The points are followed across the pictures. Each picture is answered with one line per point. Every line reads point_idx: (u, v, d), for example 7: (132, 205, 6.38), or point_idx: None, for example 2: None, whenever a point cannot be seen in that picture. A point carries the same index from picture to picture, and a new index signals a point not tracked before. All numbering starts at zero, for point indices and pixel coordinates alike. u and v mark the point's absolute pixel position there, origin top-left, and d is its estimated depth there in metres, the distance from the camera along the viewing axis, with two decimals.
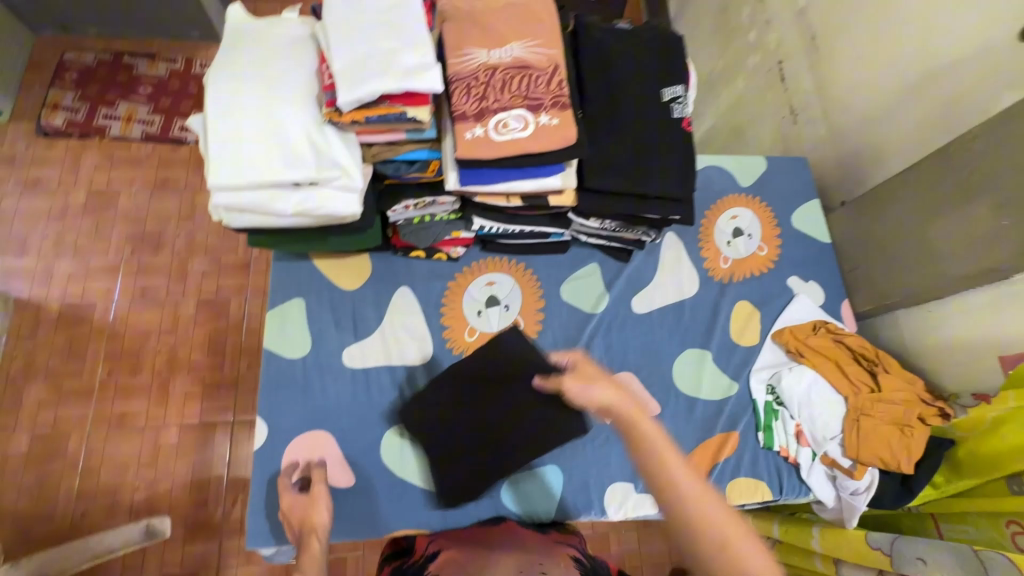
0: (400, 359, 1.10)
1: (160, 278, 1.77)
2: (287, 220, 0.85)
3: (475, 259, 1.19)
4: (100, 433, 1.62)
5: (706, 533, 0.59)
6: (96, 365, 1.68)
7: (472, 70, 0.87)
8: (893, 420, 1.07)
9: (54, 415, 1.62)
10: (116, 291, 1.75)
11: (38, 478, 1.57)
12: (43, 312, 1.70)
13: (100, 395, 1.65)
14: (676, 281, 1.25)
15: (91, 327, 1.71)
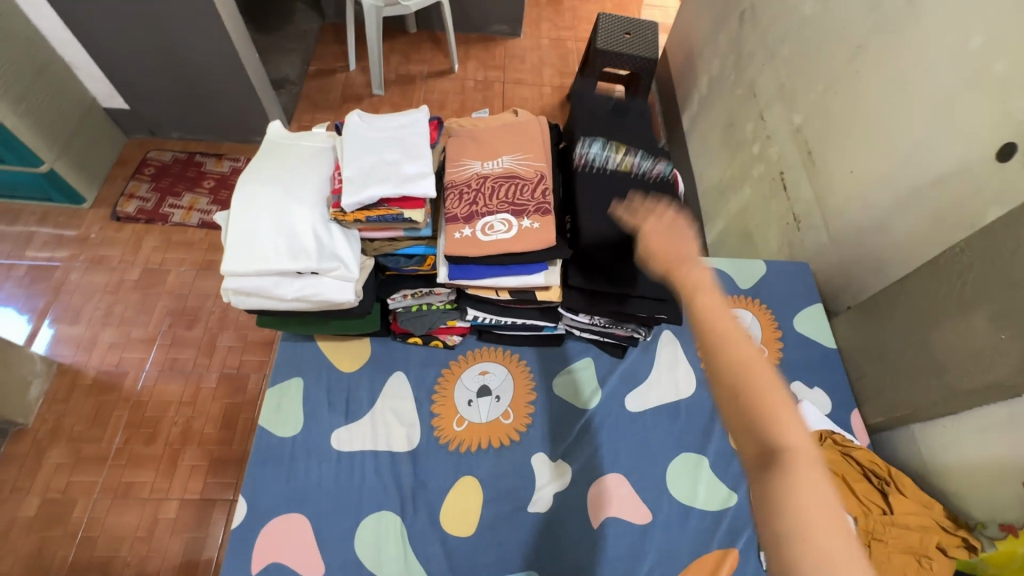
0: (385, 444, 1.10)
1: (189, 351, 1.89)
2: (289, 304, 0.93)
3: (471, 348, 1.23)
4: (105, 501, 1.65)
5: (727, 367, 0.65)
6: (116, 432, 1.75)
7: (466, 178, 0.98)
8: (909, 545, 0.99)
9: (67, 479, 1.67)
10: (148, 361, 1.86)
11: (38, 544, 1.58)
12: (79, 378, 1.82)
13: (113, 462, 1.70)
14: (672, 379, 1.24)
15: (119, 395, 1.81)
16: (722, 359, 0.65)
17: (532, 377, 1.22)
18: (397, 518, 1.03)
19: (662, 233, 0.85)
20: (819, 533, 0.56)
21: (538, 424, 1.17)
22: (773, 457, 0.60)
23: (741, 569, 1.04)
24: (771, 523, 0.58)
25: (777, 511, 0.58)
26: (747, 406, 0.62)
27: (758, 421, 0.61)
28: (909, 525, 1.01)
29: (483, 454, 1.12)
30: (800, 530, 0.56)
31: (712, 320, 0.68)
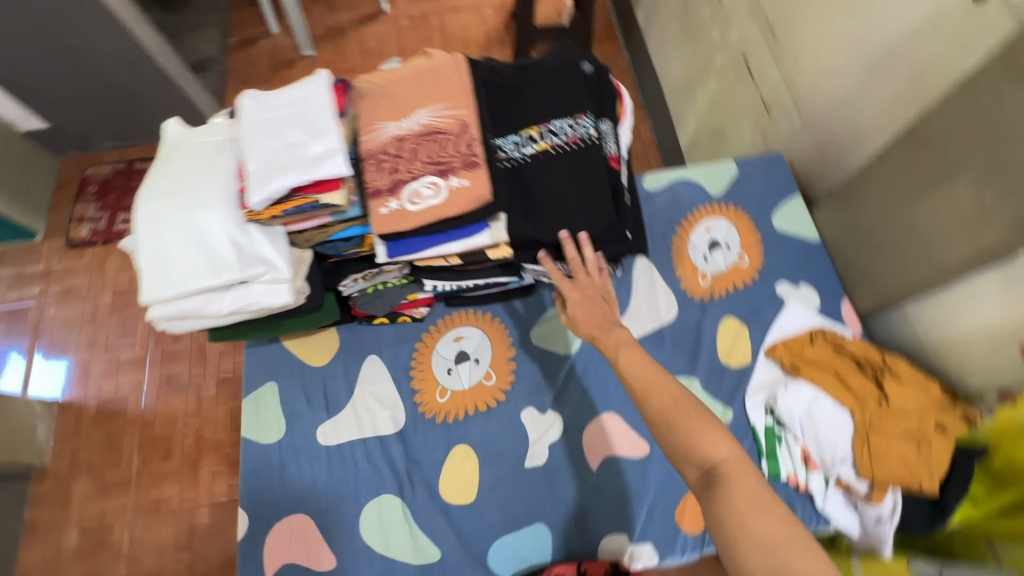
0: (372, 429, 1.09)
1: (181, 364, 1.87)
2: (227, 318, 0.88)
3: (441, 316, 1.19)
4: (140, 520, 1.70)
5: (650, 407, 0.75)
6: (132, 455, 1.78)
7: (381, 144, 0.88)
8: (908, 430, 0.96)
9: (100, 507, 1.72)
10: (145, 382, 1.86)
11: (89, 570, 1.66)
12: (83, 411, 1.83)
13: (137, 484, 1.74)
14: (652, 307, 1.20)
15: (125, 420, 1.82)
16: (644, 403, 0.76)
17: (510, 334, 1.18)
18: (399, 499, 1.04)
19: (586, 300, 0.91)
20: (765, 531, 0.64)
21: (522, 380, 1.14)
22: (710, 475, 0.68)
23: None
24: (725, 533, 0.65)
25: (725, 523, 0.65)
26: (677, 432, 0.71)
27: (689, 445, 0.70)
28: (908, 410, 0.98)
29: (471, 420, 1.10)
30: (745, 534, 0.64)
31: (634, 368, 0.80)
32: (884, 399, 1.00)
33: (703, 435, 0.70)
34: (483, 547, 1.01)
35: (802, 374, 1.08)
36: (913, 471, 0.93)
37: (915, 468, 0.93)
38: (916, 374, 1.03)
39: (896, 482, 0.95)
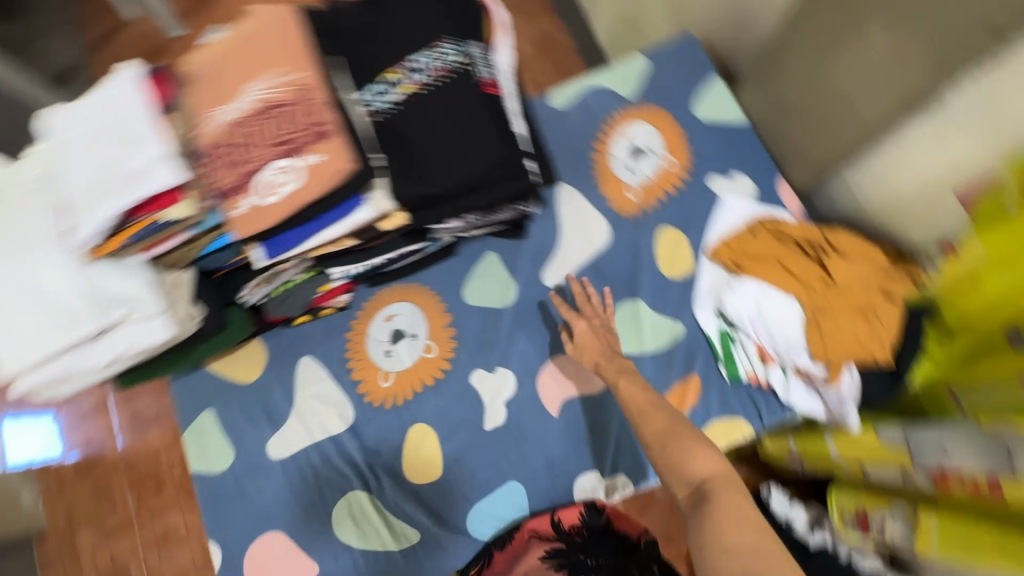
0: (323, 431, 1.05)
1: (147, 398, 1.74)
2: (111, 368, 0.80)
3: (367, 298, 1.11)
4: (154, 553, 1.65)
5: (647, 430, 0.78)
6: (125, 494, 1.69)
7: (217, 135, 0.76)
8: (857, 305, 0.93)
9: (109, 552, 1.65)
10: (117, 425, 1.72)
11: None
12: (61, 467, 1.69)
13: (140, 522, 1.67)
14: (584, 235, 1.13)
15: (109, 464, 1.70)
16: (640, 424, 0.79)
17: (443, 299, 1.11)
18: (367, 493, 1.01)
19: (592, 328, 0.98)
20: (736, 535, 0.63)
21: (465, 343, 1.08)
22: (698, 492, 0.68)
23: (707, 389, 1.03)
24: (699, 542, 0.64)
25: (701, 534, 0.65)
26: (669, 450, 0.73)
27: (674, 459, 0.72)
28: (854, 285, 0.94)
29: (422, 397, 1.05)
30: (723, 547, 0.62)
31: (635, 398, 0.83)
32: (830, 279, 0.96)
33: (694, 453, 0.71)
34: (461, 517, 1.00)
35: (748, 270, 1.02)
36: (870, 346, 0.91)
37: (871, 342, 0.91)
38: (859, 242, 0.99)
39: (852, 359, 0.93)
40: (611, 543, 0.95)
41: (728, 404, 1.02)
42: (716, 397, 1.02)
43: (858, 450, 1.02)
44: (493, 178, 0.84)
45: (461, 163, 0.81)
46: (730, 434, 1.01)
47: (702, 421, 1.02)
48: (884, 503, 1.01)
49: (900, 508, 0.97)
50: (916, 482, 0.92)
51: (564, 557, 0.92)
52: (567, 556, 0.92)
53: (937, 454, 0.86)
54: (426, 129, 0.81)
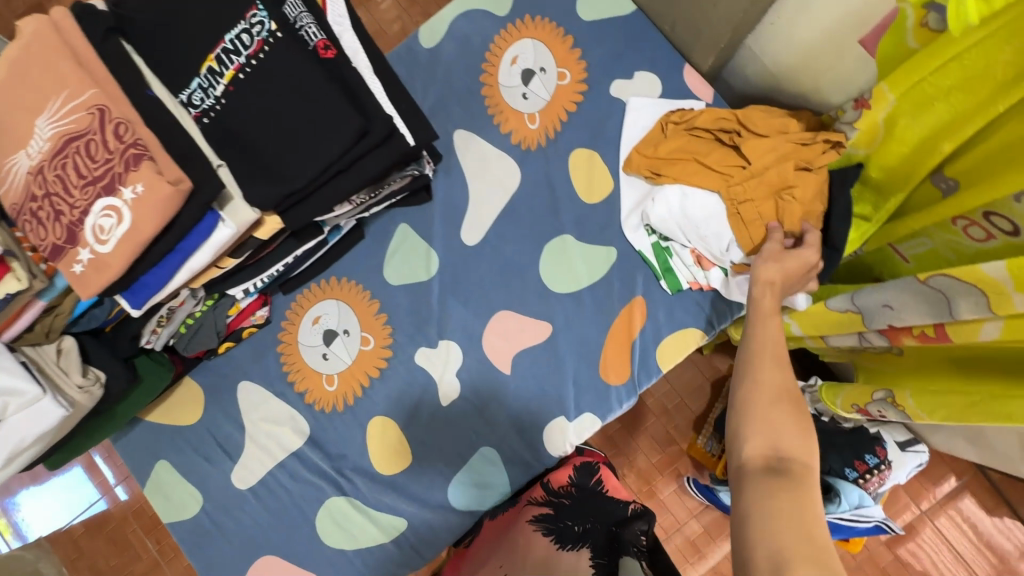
0: (283, 449, 1.02)
1: None
2: (14, 464, 0.74)
3: (287, 306, 1.05)
4: None
5: (759, 382, 0.65)
6: (144, 541, 1.68)
7: (25, 189, 0.67)
8: (773, 186, 0.88)
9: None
10: (112, 478, 1.70)
11: None
12: (72, 532, 1.69)
13: (166, 559, 1.67)
14: (492, 181, 1.05)
15: (116, 518, 1.69)
16: (753, 373, 0.66)
17: (365, 286, 1.04)
18: (345, 496, 1.00)
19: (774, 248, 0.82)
20: (782, 525, 0.54)
21: (400, 325, 1.03)
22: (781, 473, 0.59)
23: (652, 309, 0.99)
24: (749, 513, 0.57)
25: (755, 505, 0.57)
26: (760, 419, 0.63)
27: (769, 429, 0.62)
28: (769, 166, 0.88)
29: (371, 391, 1.02)
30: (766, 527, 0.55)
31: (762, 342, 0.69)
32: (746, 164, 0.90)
33: (790, 436, 0.61)
34: (441, 496, 1.00)
35: (666, 176, 0.95)
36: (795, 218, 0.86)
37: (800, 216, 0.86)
38: (772, 118, 0.92)
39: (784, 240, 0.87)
40: (603, 508, 0.87)
41: (675, 317, 0.99)
42: (663, 315, 0.99)
43: (818, 325, 1.00)
44: (357, 156, 0.74)
45: (313, 146, 0.72)
46: (684, 345, 0.98)
47: (654, 342, 0.98)
48: (870, 393, 1.06)
49: (882, 395, 1.03)
50: (873, 343, 0.94)
51: (551, 521, 0.86)
52: (554, 518, 0.86)
53: (882, 313, 0.85)
54: (263, 115, 0.73)
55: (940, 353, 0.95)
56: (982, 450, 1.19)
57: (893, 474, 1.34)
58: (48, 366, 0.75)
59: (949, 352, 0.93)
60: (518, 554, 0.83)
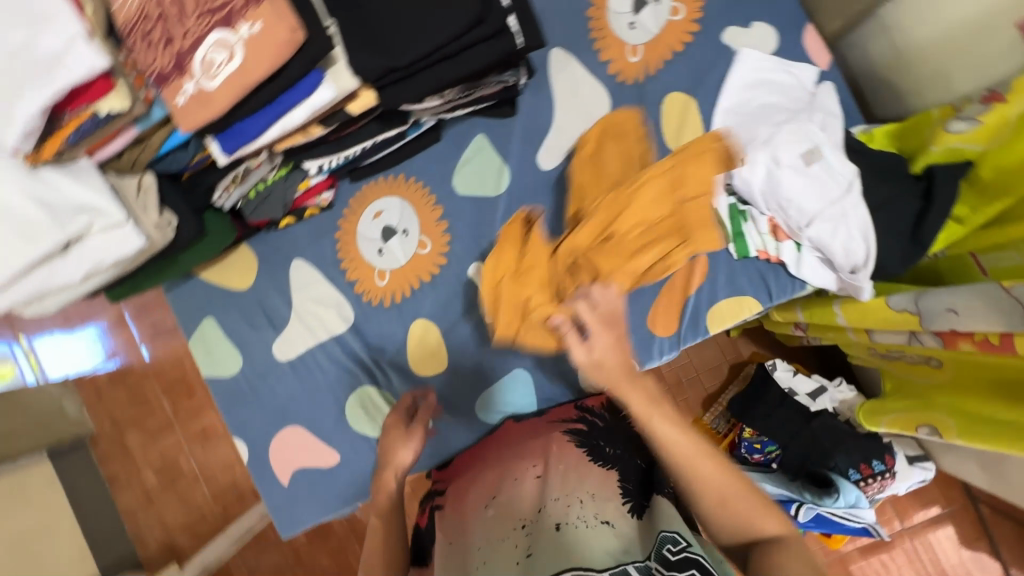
0: (325, 331, 1.05)
1: (162, 310, 1.79)
2: (90, 283, 0.77)
3: (351, 194, 1.05)
4: (196, 448, 1.75)
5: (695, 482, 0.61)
6: (161, 399, 1.77)
7: (138, 8, 0.66)
8: (623, 225, 0.88)
9: (158, 448, 1.76)
10: (139, 337, 1.78)
11: (177, 496, 1.74)
12: (96, 378, 1.78)
13: (179, 420, 1.76)
14: (579, 109, 1.02)
15: (138, 373, 1.77)
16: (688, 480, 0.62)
17: (432, 190, 1.04)
18: (376, 387, 1.04)
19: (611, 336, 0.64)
20: None
21: (459, 236, 1.03)
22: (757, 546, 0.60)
23: (713, 269, 0.99)
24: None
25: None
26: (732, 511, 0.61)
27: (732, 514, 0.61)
28: (656, 188, 0.89)
29: (420, 293, 1.03)
30: None
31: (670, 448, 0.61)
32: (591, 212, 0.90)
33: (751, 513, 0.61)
34: (468, 407, 1.02)
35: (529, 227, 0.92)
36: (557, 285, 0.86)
37: (620, 264, 0.89)
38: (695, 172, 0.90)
39: (590, 277, 0.86)
40: (634, 438, 0.86)
41: (735, 281, 0.98)
42: (723, 277, 0.98)
43: (867, 319, 0.99)
44: (468, 43, 0.72)
45: (430, 22, 0.70)
46: (738, 313, 0.98)
47: (707, 303, 0.99)
48: (915, 425, 1.13)
49: (927, 429, 1.09)
50: (925, 344, 0.91)
51: (584, 436, 0.85)
52: (588, 434, 0.85)
53: (943, 317, 0.84)
54: None
55: (986, 374, 1.00)
56: (992, 476, 1.20)
57: (895, 483, 1.36)
58: (128, 198, 0.77)
59: (992, 372, 0.99)
60: (550, 453, 0.82)
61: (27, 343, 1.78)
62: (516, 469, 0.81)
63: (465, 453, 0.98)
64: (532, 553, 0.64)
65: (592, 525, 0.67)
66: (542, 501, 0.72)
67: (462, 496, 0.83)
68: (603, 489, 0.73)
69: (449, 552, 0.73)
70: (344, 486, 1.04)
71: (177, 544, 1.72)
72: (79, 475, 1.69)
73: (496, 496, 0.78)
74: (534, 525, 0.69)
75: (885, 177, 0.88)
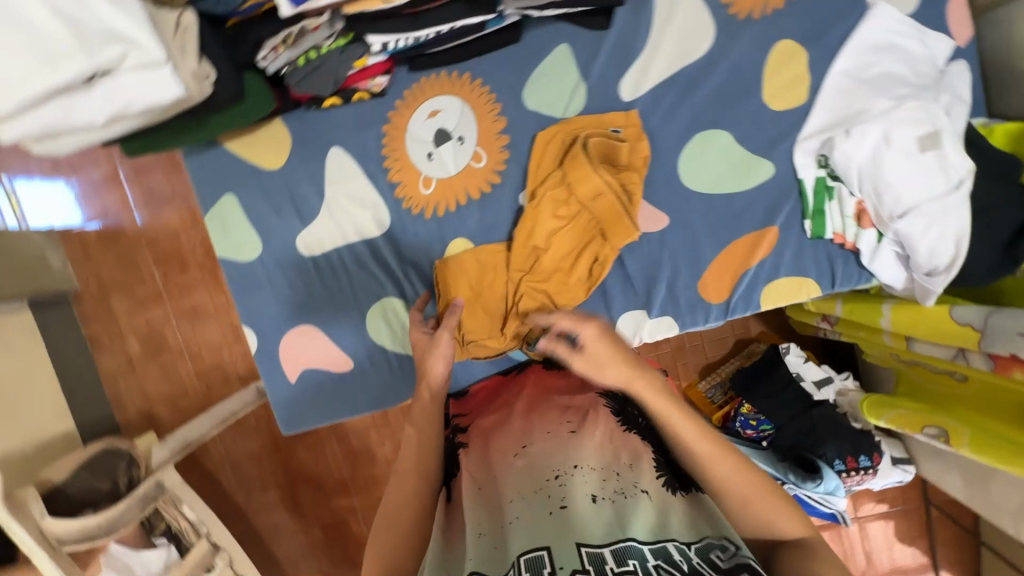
0: (356, 232, 0.97)
1: (160, 175, 1.66)
2: (111, 130, 0.66)
3: (408, 85, 0.93)
4: (185, 325, 1.70)
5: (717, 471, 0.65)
6: (152, 269, 1.69)
7: None
8: (541, 247, 0.88)
9: (145, 318, 1.70)
10: (132, 199, 1.66)
11: (161, 368, 1.71)
12: (83, 235, 1.67)
13: (169, 294, 1.69)
14: (678, 37, 0.89)
15: (130, 238, 1.67)
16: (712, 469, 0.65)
17: (497, 99, 0.92)
18: (403, 302, 0.98)
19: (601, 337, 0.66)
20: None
21: (518, 156, 0.94)
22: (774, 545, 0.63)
23: (781, 245, 0.92)
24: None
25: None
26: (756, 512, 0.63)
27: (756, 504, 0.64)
28: (556, 220, 0.87)
29: (465, 211, 0.95)
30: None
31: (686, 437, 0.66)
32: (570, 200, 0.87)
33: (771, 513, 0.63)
34: None
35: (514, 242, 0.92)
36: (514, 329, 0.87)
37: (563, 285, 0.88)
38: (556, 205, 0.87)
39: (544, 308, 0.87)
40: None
41: (801, 261, 0.92)
42: (790, 254, 0.92)
43: (915, 325, 0.96)
44: None
45: None
46: (794, 293, 0.93)
47: (765, 279, 0.93)
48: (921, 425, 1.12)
49: (932, 431, 1.10)
50: (971, 363, 0.89)
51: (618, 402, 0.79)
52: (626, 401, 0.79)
53: (1010, 341, 0.80)
54: None
55: (1008, 397, 1.01)
56: (972, 490, 1.22)
57: (873, 479, 1.39)
58: (166, 35, 0.64)
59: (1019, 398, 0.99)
60: (587, 413, 0.75)
61: (6, 184, 1.65)
62: (546, 422, 0.75)
63: (492, 379, 0.96)
64: (567, 508, 0.61)
65: (630, 496, 0.63)
66: (576, 459, 0.67)
67: (489, 437, 0.77)
68: (639, 459, 0.68)
69: (475, 496, 0.68)
70: (353, 394, 1.01)
71: (157, 415, 1.72)
72: (61, 330, 1.63)
73: (525, 445, 0.72)
74: (569, 481, 0.64)
75: (998, 182, 0.80)
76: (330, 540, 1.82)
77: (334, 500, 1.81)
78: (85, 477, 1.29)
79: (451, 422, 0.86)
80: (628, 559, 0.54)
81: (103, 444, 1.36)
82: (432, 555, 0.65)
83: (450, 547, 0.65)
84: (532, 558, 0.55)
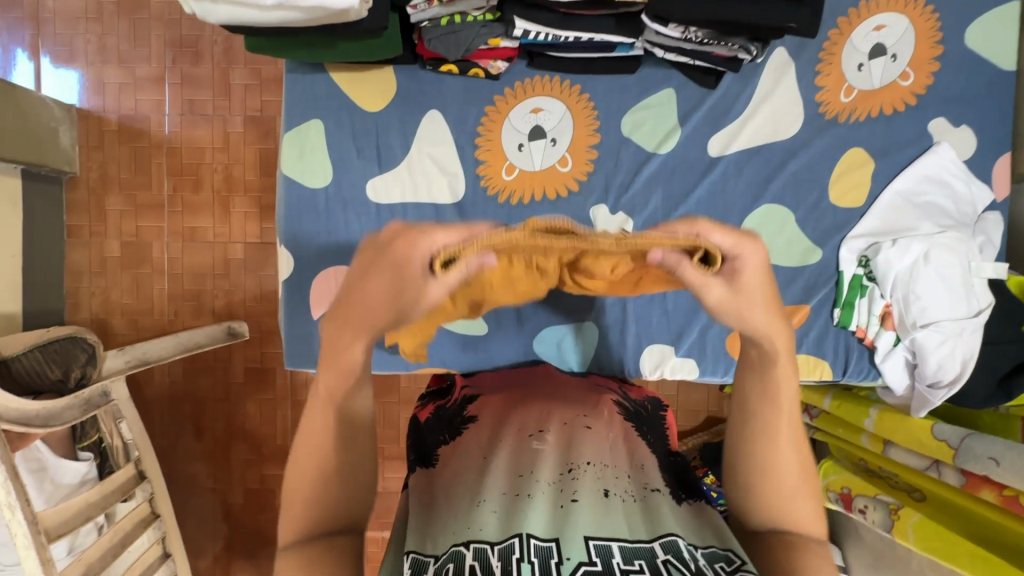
0: (427, 195, 0.99)
1: (205, 92, 1.58)
2: (269, 16, 0.68)
3: (521, 77, 0.97)
4: (177, 244, 1.61)
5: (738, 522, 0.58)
6: (162, 179, 1.60)
7: None
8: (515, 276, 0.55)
9: (136, 224, 1.61)
10: (167, 105, 1.59)
11: (135, 280, 1.61)
12: (104, 123, 1.59)
13: (171, 209, 1.61)
14: (771, 118, 0.98)
15: (151, 142, 1.59)
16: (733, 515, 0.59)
17: (597, 114, 0.99)
18: None
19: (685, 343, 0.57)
20: None
21: (601, 172, 0.99)
22: None
23: (808, 323, 0.99)
24: None
25: None
26: None
27: None
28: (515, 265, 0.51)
29: (538, 206, 0.99)
30: None
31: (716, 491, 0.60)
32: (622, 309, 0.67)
33: None
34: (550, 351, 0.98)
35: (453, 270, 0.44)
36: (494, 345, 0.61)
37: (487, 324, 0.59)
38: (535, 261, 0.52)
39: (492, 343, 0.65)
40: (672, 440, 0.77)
41: (822, 344, 0.99)
42: (814, 334, 0.99)
43: (897, 429, 0.99)
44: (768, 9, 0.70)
45: None
46: (806, 371, 1.00)
47: None
48: (873, 491, 1.05)
49: (885, 505, 1.02)
50: (943, 477, 0.91)
51: (631, 415, 0.77)
52: (636, 415, 0.77)
53: (982, 462, 0.83)
54: None
55: (962, 518, 0.92)
56: None
57: None
58: None
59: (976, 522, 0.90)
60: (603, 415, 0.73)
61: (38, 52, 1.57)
62: (562, 411, 0.73)
63: (494, 373, 0.91)
64: (576, 504, 0.57)
65: (640, 499, 0.61)
66: (590, 456, 0.64)
67: (500, 417, 0.73)
68: (650, 462, 0.67)
69: (482, 465, 0.64)
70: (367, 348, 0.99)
71: (111, 327, 1.62)
72: (42, 211, 1.53)
73: (543, 429, 0.69)
74: (580, 476, 0.61)
75: (1006, 322, 0.92)
76: (248, 507, 1.69)
77: (267, 468, 1.68)
78: (36, 359, 1.16)
79: (458, 393, 0.81)
80: (635, 559, 0.51)
81: (70, 329, 1.21)
82: (420, 521, 0.58)
83: (443, 502, 0.60)
84: (540, 546, 0.52)
